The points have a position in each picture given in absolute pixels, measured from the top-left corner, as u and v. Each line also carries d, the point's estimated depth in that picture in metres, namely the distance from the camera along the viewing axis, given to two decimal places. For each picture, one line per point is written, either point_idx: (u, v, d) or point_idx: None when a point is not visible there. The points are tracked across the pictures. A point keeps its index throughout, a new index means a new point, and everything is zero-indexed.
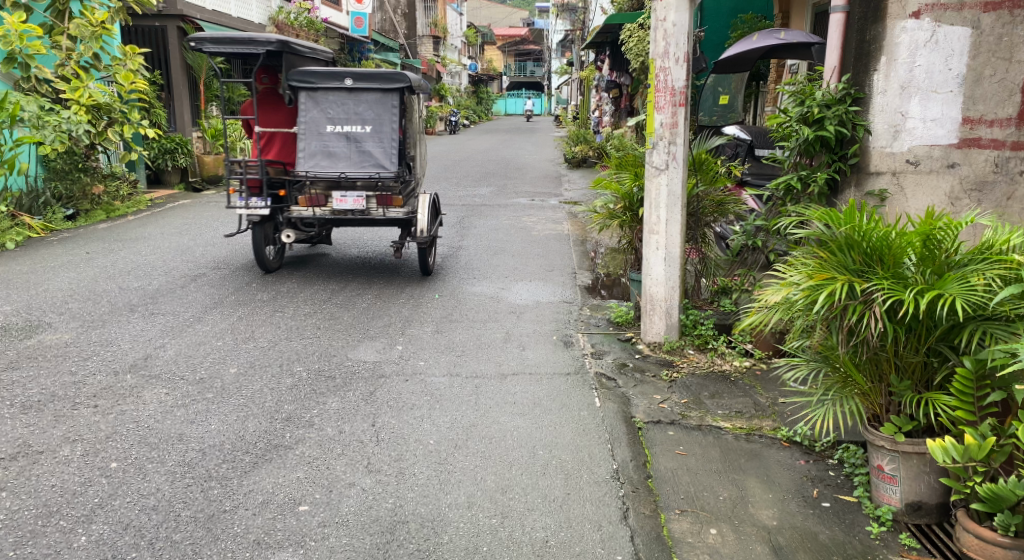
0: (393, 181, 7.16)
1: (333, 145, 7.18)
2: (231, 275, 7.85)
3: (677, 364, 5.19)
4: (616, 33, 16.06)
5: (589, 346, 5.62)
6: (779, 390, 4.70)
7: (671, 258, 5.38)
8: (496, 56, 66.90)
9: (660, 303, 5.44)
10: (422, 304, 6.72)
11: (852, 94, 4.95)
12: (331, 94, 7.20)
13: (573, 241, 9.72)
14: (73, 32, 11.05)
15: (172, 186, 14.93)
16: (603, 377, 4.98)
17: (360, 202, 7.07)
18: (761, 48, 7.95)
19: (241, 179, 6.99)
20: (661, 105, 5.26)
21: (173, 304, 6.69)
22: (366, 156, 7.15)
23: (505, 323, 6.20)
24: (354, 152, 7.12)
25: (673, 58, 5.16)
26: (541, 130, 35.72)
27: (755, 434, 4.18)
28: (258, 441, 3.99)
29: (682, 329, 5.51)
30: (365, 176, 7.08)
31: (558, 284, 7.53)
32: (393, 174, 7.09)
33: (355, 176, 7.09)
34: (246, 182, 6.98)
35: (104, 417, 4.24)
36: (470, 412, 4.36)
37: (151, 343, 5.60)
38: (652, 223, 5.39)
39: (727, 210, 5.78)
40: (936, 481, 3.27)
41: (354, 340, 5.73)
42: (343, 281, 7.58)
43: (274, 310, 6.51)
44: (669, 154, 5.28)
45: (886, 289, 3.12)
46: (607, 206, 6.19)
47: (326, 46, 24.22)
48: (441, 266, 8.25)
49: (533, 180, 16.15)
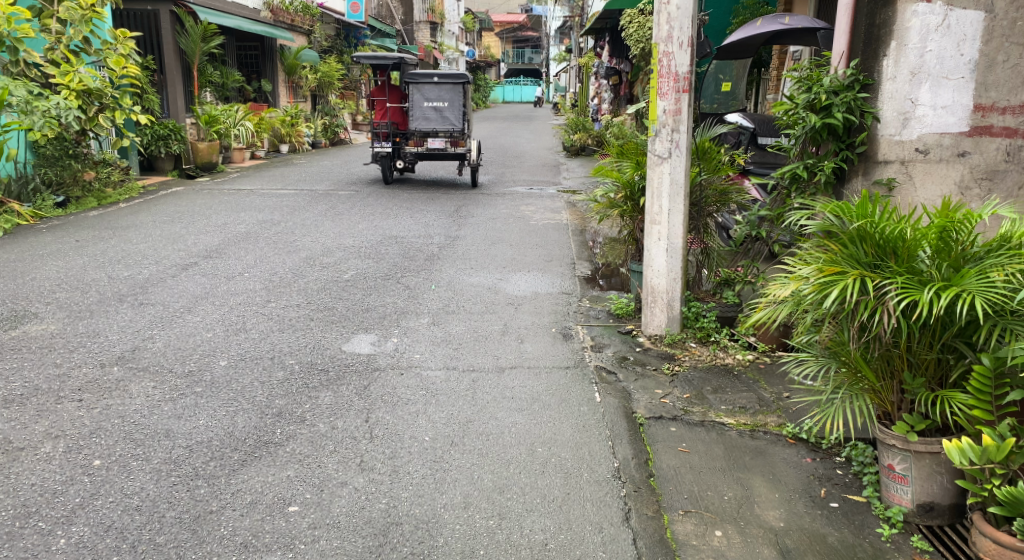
0: (460, 133, 12.41)
1: (428, 113, 12.30)
2: (224, 264, 7.70)
3: (679, 357, 5.08)
4: (616, 18, 15.93)
5: (588, 338, 5.49)
6: (784, 385, 4.59)
7: (672, 249, 5.27)
8: (493, 44, 66.24)
9: (661, 295, 5.33)
10: (418, 295, 6.60)
11: (861, 80, 4.83)
12: (427, 84, 12.28)
13: (572, 231, 9.59)
14: (63, 16, 10.88)
15: (166, 173, 14.78)
16: (603, 370, 4.86)
17: (442, 144, 12.36)
18: (765, 33, 7.75)
19: (375, 131, 12.58)
20: (664, 92, 5.12)
21: (164, 294, 6.55)
22: (447, 119, 12.30)
23: (503, 314, 6.09)
24: (441, 116, 12.26)
25: (676, 43, 5.02)
26: (540, 119, 35.49)
27: (759, 431, 4.06)
28: (248, 438, 3.87)
29: (684, 321, 5.40)
30: (445, 130, 12.36)
31: (557, 274, 7.42)
32: (461, 130, 12.25)
33: (439, 130, 12.34)
34: (378, 133, 12.56)
35: (89, 413, 4.11)
36: (466, 408, 4.24)
37: (140, 333, 5.47)
38: (653, 213, 5.29)
39: (729, 199, 5.67)
40: (949, 482, 3.15)
41: (347, 332, 5.60)
42: (339, 270, 7.47)
43: (267, 300, 6.40)
44: (671, 142, 5.15)
45: (902, 285, 2.97)
46: (607, 196, 6.05)
47: (322, 32, 24.03)
48: (439, 256, 8.14)
49: (531, 168, 16.00)
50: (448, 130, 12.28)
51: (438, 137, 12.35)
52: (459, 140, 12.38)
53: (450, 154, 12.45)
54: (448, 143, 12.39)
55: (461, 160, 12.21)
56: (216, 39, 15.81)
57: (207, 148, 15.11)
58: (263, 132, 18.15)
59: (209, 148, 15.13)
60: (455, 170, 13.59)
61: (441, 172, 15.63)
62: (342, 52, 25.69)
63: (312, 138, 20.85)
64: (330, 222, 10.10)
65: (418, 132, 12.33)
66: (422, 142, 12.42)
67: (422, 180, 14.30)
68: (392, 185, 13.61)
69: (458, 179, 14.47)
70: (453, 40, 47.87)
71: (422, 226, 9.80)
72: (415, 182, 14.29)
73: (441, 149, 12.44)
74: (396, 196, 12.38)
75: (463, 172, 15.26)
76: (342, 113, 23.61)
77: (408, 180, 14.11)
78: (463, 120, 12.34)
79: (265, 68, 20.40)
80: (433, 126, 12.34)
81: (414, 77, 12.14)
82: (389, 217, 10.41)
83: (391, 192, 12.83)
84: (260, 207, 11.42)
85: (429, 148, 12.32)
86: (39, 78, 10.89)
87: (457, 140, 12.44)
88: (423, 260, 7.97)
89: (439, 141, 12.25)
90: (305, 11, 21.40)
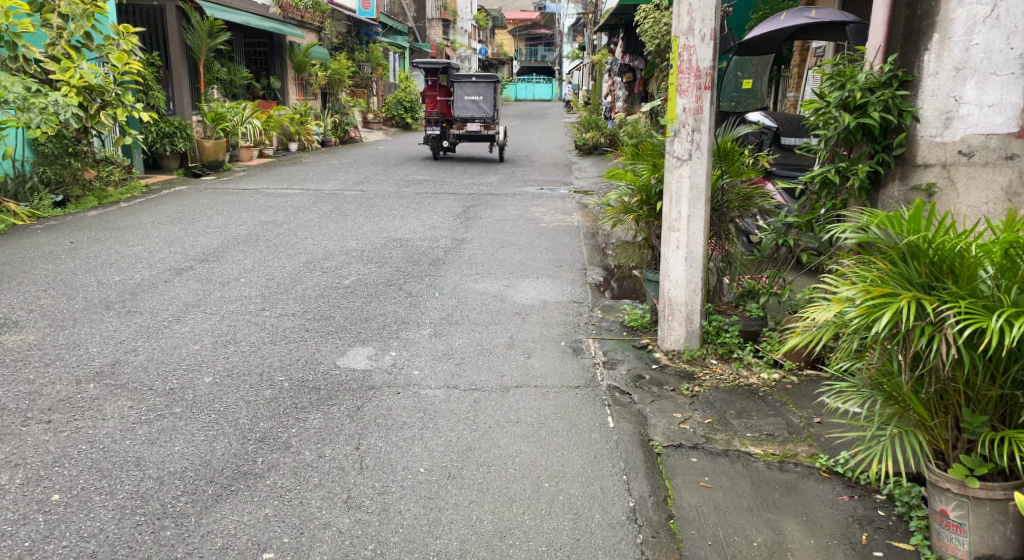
0: (490, 119, 16.03)
1: (468, 104, 16.05)
2: (220, 268, 7.37)
3: (699, 376, 4.70)
4: (631, 14, 15.53)
5: (601, 353, 5.12)
6: (815, 409, 4.21)
7: (692, 258, 4.90)
8: (505, 40, 65.62)
9: (679, 307, 4.94)
10: (419, 303, 6.25)
11: (900, 77, 4.44)
12: (467, 83, 16.06)
13: (584, 233, 9.23)
14: (64, 11, 10.60)
15: (171, 171, 14.51)
16: (617, 391, 4.48)
17: (477, 127, 15.98)
18: (790, 27, 7.29)
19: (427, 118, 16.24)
20: (685, 88, 4.75)
21: (153, 302, 6.21)
22: (482, 108, 15.98)
23: (509, 325, 5.72)
24: (477, 107, 15.93)
25: (698, 36, 4.65)
26: (553, 117, 35.15)
27: (788, 462, 3.68)
28: (226, 468, 3.52)
29: (704, 336, 5.01)
30: (481, 117, 16.03)
31: (567, 280, 7.06)
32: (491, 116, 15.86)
33: (476, 117, 16.05)
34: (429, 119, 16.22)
35: (55, 437, 3.79)
36: (467, 433, 3.88)
37: (122, 345, 5.14)
38: (672, 219, 4.92)
39: (753, 204, 5.29)
40: (1014, 534, 2.74)
41: (343, 344, 5.24)
42: (339, 275, 7.16)
43: (262, 307, 6.07)
44: (691, 143, 4.77)
45: (965, 310, 2.59)
46: (622, 200, 5.66)
47: (333, 29, 23.76)
48: (444, 260, 7.81)
49: (543, 167, 15.64)
50: (482, 117, 15.93)
51: (475, 122, 16.01)
52: (490, 124, 16.00)
53: (484, 135, 16.08)
54: (482, 127, 16.00)
55: (491, 139, 15.85)
56: (223, 36, 15.44)
57: (214, 146, 14.89)
58: (271, 130, 17.90)
59: (216, 146, 14.88)
60: (489, 149, 17.21)
61: (467, 159, 17.19)
62: (353, 49, 25.40)
63: (321, 136, 20.54)
64: (334, 224, 9.78)
65: (460, 119, 16.09)
66: (462, 126, 16.10)
67: (461, 159, 17.07)
68: (440, 160, 16.53)
69: (490, 155, 17.87)
70: (466, 37, 47.49)
71: (429, 228, 9.48)
72: (457, 161, 16.61)
73: (477, 131, 16.09)
74: (402, 196, 12.04)
75: (496, 148, 18.95)
76: (352, 111, 23.29)
77: (450, 159, 17.23)
78: (494, 110, 16.04)
79: (274, 65, 20.08)
80: (472, 113, 16.13)
81: (457, 77, 15.91)
82: (395, 218, 10.10)
83: (397, 191, 12.49)
84: (264, 207, 11.11)
85: (467, 131, 16.02)
86: (39, 73, 10.64)
87: (489, 125, 16.06)
88: (427, 264, 7.61)
89: (475, 125, 15.90)
90: (316, 7, 21.07)
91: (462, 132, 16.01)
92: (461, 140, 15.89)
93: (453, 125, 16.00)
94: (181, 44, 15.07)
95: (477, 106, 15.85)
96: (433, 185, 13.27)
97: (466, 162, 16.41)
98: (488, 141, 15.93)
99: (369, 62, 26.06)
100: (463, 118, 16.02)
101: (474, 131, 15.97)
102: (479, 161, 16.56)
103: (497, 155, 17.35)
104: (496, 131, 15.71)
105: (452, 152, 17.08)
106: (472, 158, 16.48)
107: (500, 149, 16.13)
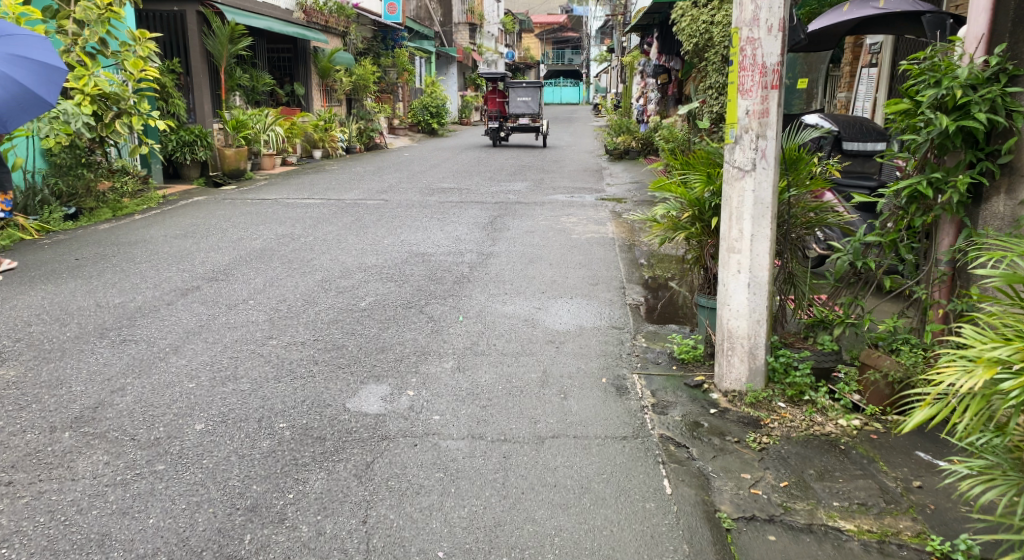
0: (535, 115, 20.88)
1: (520, 104, 21.06)
2: (228, 289, 6.82)
3: (766, 424, 4.07)
4: (665, 13, 14.86)
5: (648, 393, 4.48)
6: (911, 468, 3.59)
7: (756, 284, 4.25)
8: (533, 45, 65.11)
9: (741, 341, 4.31)
10: (441, 330, 5.62)
11: (1008, 71, 3.78)
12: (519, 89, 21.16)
13: (619, 246, 8.57)
14: (79, 16, 10.11)
15: (192, 180, 14.10)
16: (671, 443, 3.87)
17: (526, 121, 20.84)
18: (853, 20, 6.66)
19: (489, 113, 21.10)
20: (747, 88, 4.11)
21: (152, 329, 5.64)
22: (530, 107, 20.93)
23: (543, 356, 5.09)
24: (527, 105, 20.95)
25: (765, 27, 4.03)
26: (580, 121, 34.45)
27: (891, 543, 3.08)
28: (206, 550, 2.99)
29: (769, 375, 4.37)
30: (529, 114, 20.94)
31: (604, 301, 6.42)
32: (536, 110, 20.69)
33: (526, 114, 21.09)
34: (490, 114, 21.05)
35: (10, 506, 3.22)
36: (495, 501, 3.30)
37: (109, 383, 4.54)
38: (731, 239, 4.28)
39: (823, 221, 4.65)
40: None
41: (355, 382, 4.61)
42: (356, 295, 6.57)
43: (269, 336, 5.47)
44: (755, 151, 4.14)
45: None
46: (669, 215, 4.99)
47: (358, 33, 23.29)
48: (470, 277, 7.21)
49: (571, 173, 15.01)
50: (530, 113, 20.80)
51: (525, 118, 20.89)
52: (536, 119, 20.85)
53: (531, 127, 20.90)
54: (530, 121, 21.05)
55: (536, 131, 20.63)
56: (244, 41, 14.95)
57: (234, 154, 14.49)
58: (295, 138, 17.46)
59: (237, 155, 14.51)
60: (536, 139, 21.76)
61: (493, 165, 16.64)
62: (379, 55, 25.00)
63: (346, 143, 20.06)
64: (353, 237, 9.23)
65: (514, 115, 21.02)
66: (515, 120, 21.12)
67: (494, 161, 17.49)
68: (494, 150, 20.19)
69: (537, 145, 22.27)
70: (492, 41, 46.99)
71: (454, 241, 8.90)
72: (506, 149, 20.50)
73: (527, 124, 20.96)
74: (426, 206, 11.46)
75: (539, 136, 23.63)
76: (378, 117, 22.79)
77: (504, 147, 21.73)
78: (540, 108, 20.96)
79: (298, 72, 19.62)
80: (523, 110, 21.41)
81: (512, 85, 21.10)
82: (417, 231, 9.51)
83: (422, 200, 11.92)
84: (283, 219, 10.60)
85: (519, 124, 21.12)
86: None
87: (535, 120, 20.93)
88: (451, 283, 7.01)
89: (525, 119, 20.77)
90: (340, 11, 20.59)
91: (516, 125, 21.11)
92: (515, 131, 20.88)
93: (509, 119, 21.08)
94: (202, 50, 14.61)
95: (527, 105, 20.95)
96: (459, 193, 12.69)
97: (514, 150, 20.09)
98: (534, 131, 20.97)
99: (395, 68, 25.62)
100: (516, 114, 21.09)
101: (524, 124, 21.05)
102: (518, 156, 18.46)
103: (539, 142, 22.48)
104: (540, 124, 20.77)
105: (506, 141, 22.22)
106: (521, 144, 21.53)
107: (543, 138, 20.83)
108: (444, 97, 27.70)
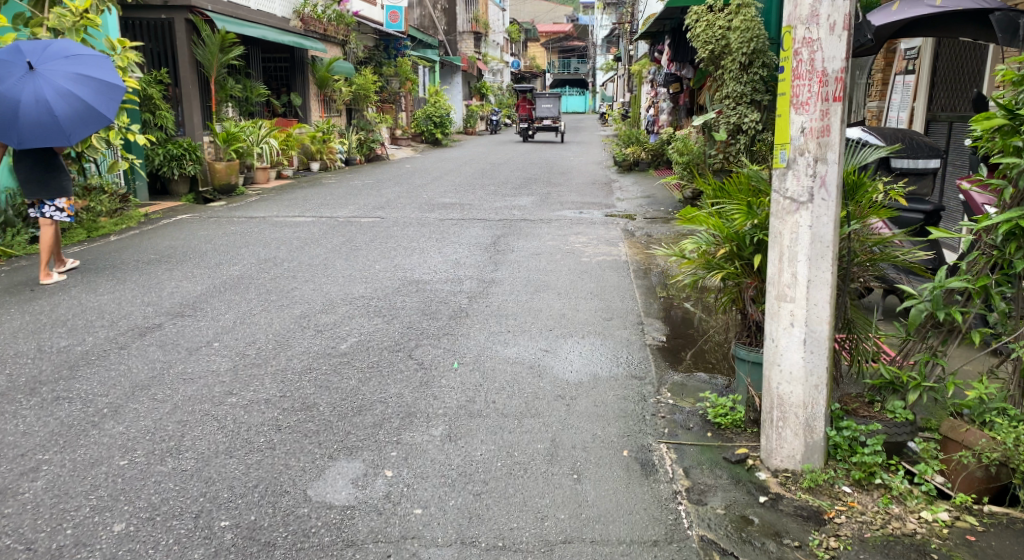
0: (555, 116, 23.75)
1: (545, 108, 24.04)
2: (194, 327, 6.01)
3: (832, 517, 3.26)
4: (678, 17, 14.04)
5: (680, 472, 3.65)
6: None
7: (814, 341, 3.42)
8: (538, 53, 64.60)
9: (795, 411, 3.48)
10: (431, 382, 4.79)
11: None
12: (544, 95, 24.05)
13: (634, 271, 7.77)
14: (52, 24, 9.14)
15: (180, 197, 13.27)
16: (714, 553, 3.08)
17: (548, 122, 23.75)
18: (903, 21, 5.90)
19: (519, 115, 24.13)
20: (804, 100, 3.30)
21: (94, 382, 4.83)
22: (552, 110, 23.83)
23: (550, 418, 4.26)
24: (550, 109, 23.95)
25: (826, 24, 3.23)
26: (587, 129, 33.79)
27: None
28: None
29: (830, 451, 3.54)
30: (551, 116, 23.85)
31: (620, 340, 5.62)
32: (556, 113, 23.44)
33: (548, 116, 23.90)
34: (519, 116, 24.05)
35: None
36: None
37: (22, 463, 3.72)
38: (782, 285, 3.45)
39: (889, 258, 3.86)
40: None
41: (323, 457, 3.79)
42: (339, 335, 5.77)
43: (228, 392, 4.64)
44: (813, 177, 3.33)
45: None
46: (700, 249, 4.21)
47: (358, 41, 22.51)
48: (470, 310, 6.41)
49: (580, 186, 14.22)
50: (552, 116, 23.67)
51: (548, 119, 23.83)
52: (557, 120, 23.64)
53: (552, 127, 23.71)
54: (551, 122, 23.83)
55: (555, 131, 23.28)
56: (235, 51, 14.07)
57: (225, 169, 13.67)
58: (290, 149, 16.69)
59: (227, 169, 13.69)
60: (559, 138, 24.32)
61: (499, 176, 15.92)
62: (379, 63, 24.20)
63: (345, 154, 19.32)
64: (343, 261, 8.42)
65: (539, 117, 23.91)
66: (540, 120, 23.91)
67: (497, 172, 16.75)
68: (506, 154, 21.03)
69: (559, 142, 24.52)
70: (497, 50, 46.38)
71: (454, 264, 8.12)
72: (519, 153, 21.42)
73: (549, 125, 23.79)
74: (424, 224, 10.67)
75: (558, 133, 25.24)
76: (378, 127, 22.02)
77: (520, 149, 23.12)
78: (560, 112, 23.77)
79: (295, 81, 18.86)
80: (547, 114, 24.41)
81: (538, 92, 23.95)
82: (413, 253, 8.74)
83: (419, 218, 11.13)
84: (269, 240, 9.79)
85: (543, 125, 23.85)
86: None
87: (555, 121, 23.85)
88: (447, 318, 6.19)
89: (547, 121, 23.65)
90: (339, 19, 19.81)
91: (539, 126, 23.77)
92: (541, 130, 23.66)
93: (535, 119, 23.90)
94: (192, 59, 13.83)
95: (550, 109, 23.84)
96: (460, 209, 11.90)
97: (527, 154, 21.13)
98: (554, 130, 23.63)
99: (397, 76, 24.83)
100: (541, 115, 23.87)
101: (546, 125, 23.76)
102: (522, 166, 17.74)
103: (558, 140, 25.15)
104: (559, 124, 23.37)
105: (530, 139, 24.58)
106: (542, 143, 24.20)
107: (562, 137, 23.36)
108: (448, 106, 26.93)
